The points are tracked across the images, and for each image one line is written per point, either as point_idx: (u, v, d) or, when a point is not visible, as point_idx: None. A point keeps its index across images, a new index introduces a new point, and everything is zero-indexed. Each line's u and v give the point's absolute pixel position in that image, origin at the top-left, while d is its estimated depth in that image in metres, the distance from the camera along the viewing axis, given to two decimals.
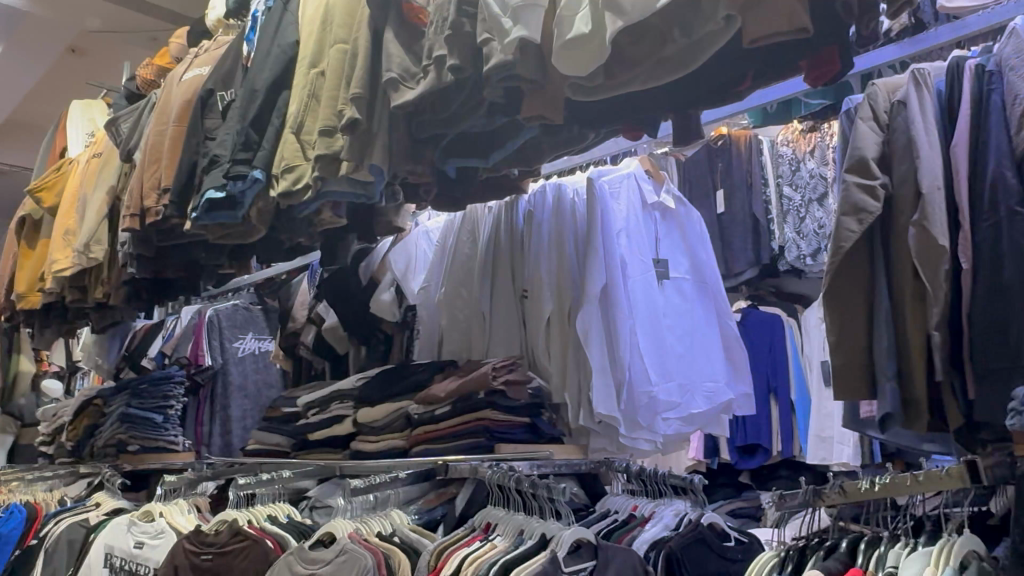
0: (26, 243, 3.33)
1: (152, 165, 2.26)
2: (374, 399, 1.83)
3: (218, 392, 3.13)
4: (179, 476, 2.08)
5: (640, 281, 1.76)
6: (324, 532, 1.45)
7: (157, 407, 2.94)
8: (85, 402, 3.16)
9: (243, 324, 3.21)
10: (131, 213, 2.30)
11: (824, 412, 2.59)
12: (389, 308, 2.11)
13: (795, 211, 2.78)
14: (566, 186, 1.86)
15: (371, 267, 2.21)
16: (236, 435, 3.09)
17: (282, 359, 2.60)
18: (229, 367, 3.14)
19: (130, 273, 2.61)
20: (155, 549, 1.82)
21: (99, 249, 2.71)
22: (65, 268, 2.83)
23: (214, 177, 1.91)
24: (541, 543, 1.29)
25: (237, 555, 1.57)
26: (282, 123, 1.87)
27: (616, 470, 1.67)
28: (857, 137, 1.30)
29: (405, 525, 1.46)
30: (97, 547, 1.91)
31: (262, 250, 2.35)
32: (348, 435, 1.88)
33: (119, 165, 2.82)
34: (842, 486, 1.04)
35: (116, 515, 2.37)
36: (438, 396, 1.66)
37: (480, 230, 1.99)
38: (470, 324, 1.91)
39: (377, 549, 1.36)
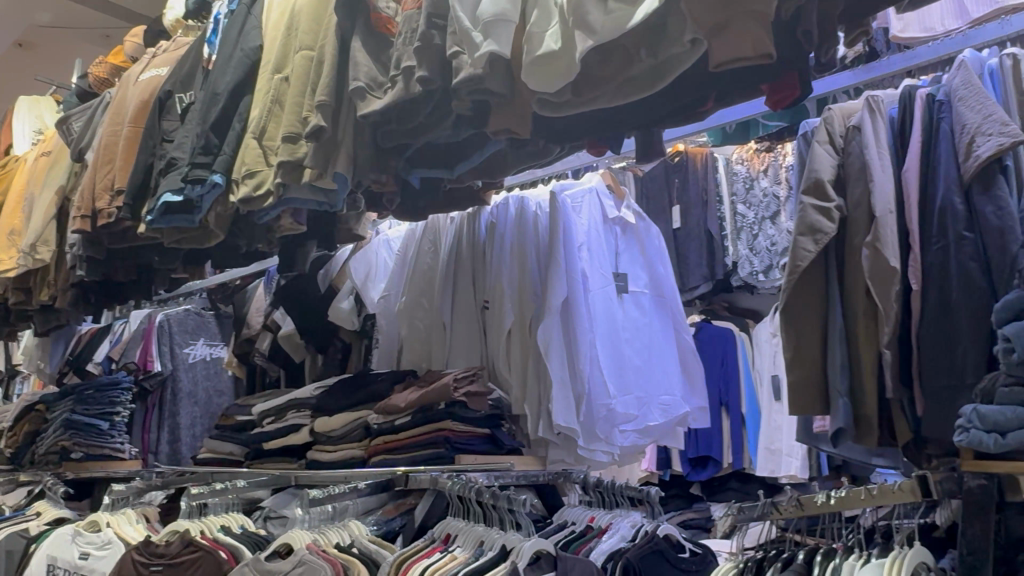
0: None
1: (105, 165, 2.22)
2: (333, 408, 1.82)
3: (166, 399, 3.06)
4: (127, 485, 2.03)
5: (600, 294, 1.78)
6: (281, 543, 1.44)
7: (102, 414, 2.87)
8: (26, 408, 3.06)
9: (194, 329, 3.14)
10: (82, 214, 2.24)
11: (773, 425, 2.65)
12: (348, 317, 2.10)
13: (749, 228, 2.84)
14: (529, 199, 1.88)
15: (330, 275, 2.20)
16: (185, 443, 3.03)
17: (234, 366, 2.56)
18: (179, 374, 3.07)
19: (78, 275, 2.54)
20: (101, 560, 1.78)
21: (46, 249, 2.65)
22: (8, 269, 2.75)
23: (172, 180, 1.88)
24: (502, 554, 1.29)
25: (189, 567, 1.54)
26: (243, 128, 1.85)
27: (573, 481, 1.68)
28: (813, 159, 1.35)
29: (364, 536, 1.45)
30: (38, 559, 1.84)
31: (218, 254, 2.32)
32: (303, 445, 1.85)
33: (69, 164, 2.76)
34: (799, 500, 1.07)
35: (58, 524, 2.30)
36: (399, 406, 1.66)
37: (442, 240, 1.99)
38: (430, 333, 1.91)
39: (335, 560, 1.35)
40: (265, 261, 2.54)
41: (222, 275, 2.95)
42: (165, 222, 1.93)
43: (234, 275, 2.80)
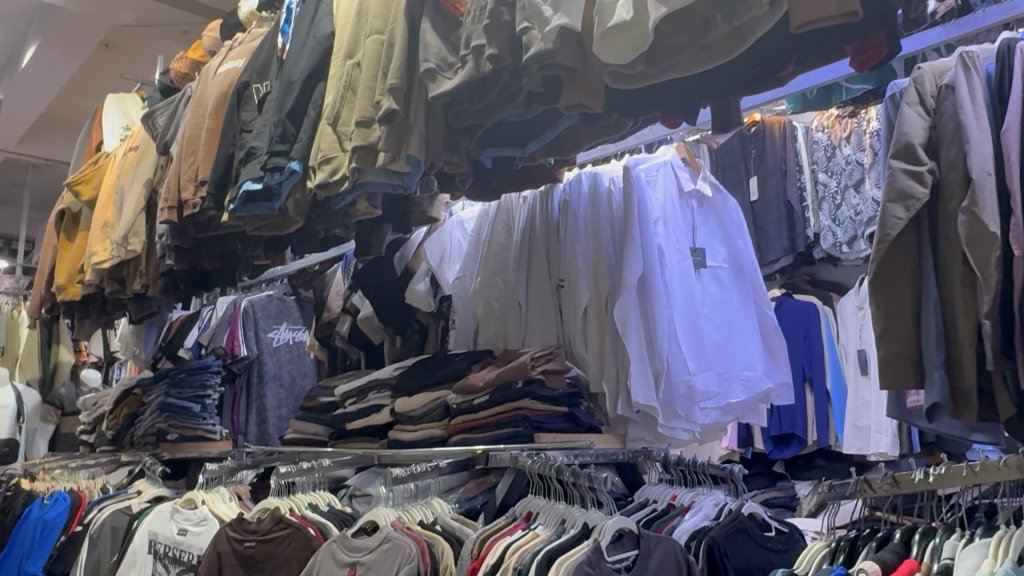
0: (65, 235, 3.40)
1: (189, 158, 2.32)
2: (412, 388, 1.84)
3: (253, 381, 3.17)
4: (218, 465, 2.11)
5: (676, 270, 1.74)
6: (366, 520, 1.47)
7: (195, 396, 3.01)
8: (124, 393, 3.22)
9: (277, 314, 3.22)
10: (168, 206, 2.34)
11: (860, 402, 2.57)
12: (424, 299, 2.10)
13: (831, 198, 2.73)
14: (602, 175, 1.85)
15: (406, 258, 2.23)
16: (272, 424, 3.14)
17: (316, 349, 2.63)
18: (264, 357, 3.17)
19: (167, 265, 2.65)
20: (199, 536, 1.86)
21: (137, 241, 2.78)
22: (104, 260, 2.89)
23: (252, 169, 1.95)
24: (584, 532, 1.29)
25: (281, 542, 1.60)
26: (317, 115, 1.88)
27: (653, 459, 1.66)
28: (903, 122, 1.28)
29: (447, 514, 1.47)
30: (139, 535, 1.94)
31: (297, 240, 2.38)
32: (385, 425, 1.88)
33: (155, 158, 2.88)
34: (894, 477, 1.03)
35: (158, 503, 2.42)
36: (477, 385, 1.66)
37: (515, 219, 1.99)
38: (506, 313, 1.91)
39: (420, 538, 1.37)
40: (343, 246, 2.59)
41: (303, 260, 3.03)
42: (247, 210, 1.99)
43: (316, 260, 2.88)
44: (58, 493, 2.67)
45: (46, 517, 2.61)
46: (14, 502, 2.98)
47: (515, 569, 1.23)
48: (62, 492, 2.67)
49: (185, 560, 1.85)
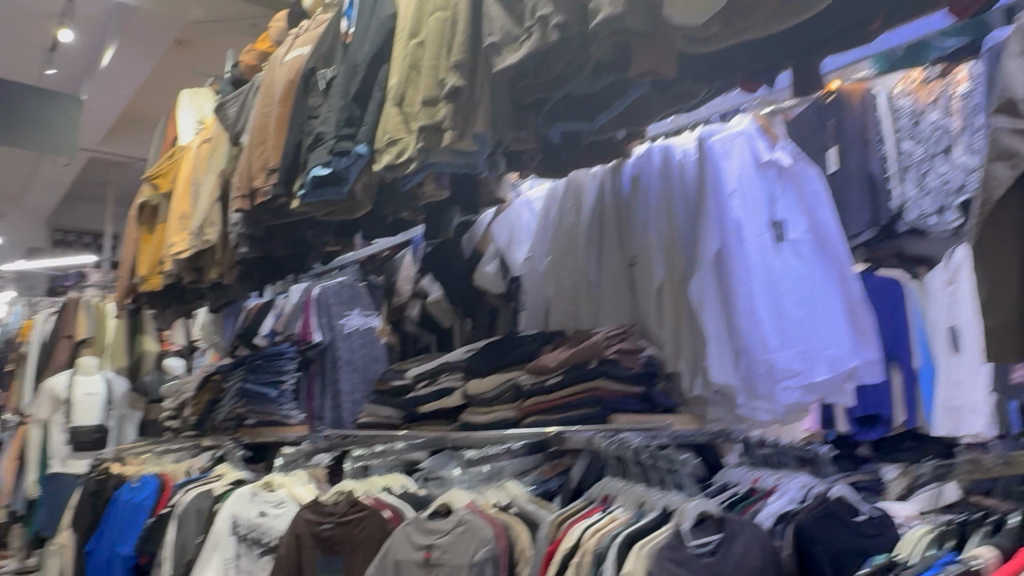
0: (146, 228, 3.51)
1: (259, 146, 2.35)
2: (484, 370, 1.82)
3: (327, 367, 3.20)
4: (296, 448, 2.16)
5: (756, 243, 1.62)
6: (441, 503, 1.46)
7: (271, 382, 3.11)
8: (205, 379, 3.33)
9: (348, 301, 3.25)
10: (241, 194, 2.38)
11: (952, 381, 2.47)
12: (494, 281, 2.12)
13: (916, 167, 2.46)
14: (674, 148, 1.77)
15: (474, 239, 2.20)
16: (346, 408, 3.15)
17: (388, 334, 2.63)
18: (338, 343, 3.19)
19: (242, 253, 2.70)
20: (278, 518, 1.92)
21: (213, 231, 2.86)
22: (182, 251, 2.97)
23: (319, 154, 1.94)
24: (664, 515, 1.24)
25: (357, 524, 1.60)
26: (383, 97, 1.88)
27: (733, 441, 1.60)
28: (1004, 75, 1.18)
29: (522, 496, 1.45)
30: (221, 518, 1.94)
31: (366, 225, 2.38)
32: (457, 407, 1.86)
33: (227, 149, 2.93)
34: (1011, 458, 0.98)
35: (238, 486, 2.48)
36: (549, 366, 1.62)
37: (584, 197, 1.94)
38: (577, 293, 1.87)
39: (496, 521, 1.36)
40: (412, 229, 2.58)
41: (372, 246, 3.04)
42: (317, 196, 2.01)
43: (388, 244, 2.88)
44: (144, 476, 2.77)
45: (134, 500, 2.70)
46: (106, 485, 3.10)
47: (593, 553, 1.20)
48: (148, 475, 2.76)
49: (266, 542, 1.91)
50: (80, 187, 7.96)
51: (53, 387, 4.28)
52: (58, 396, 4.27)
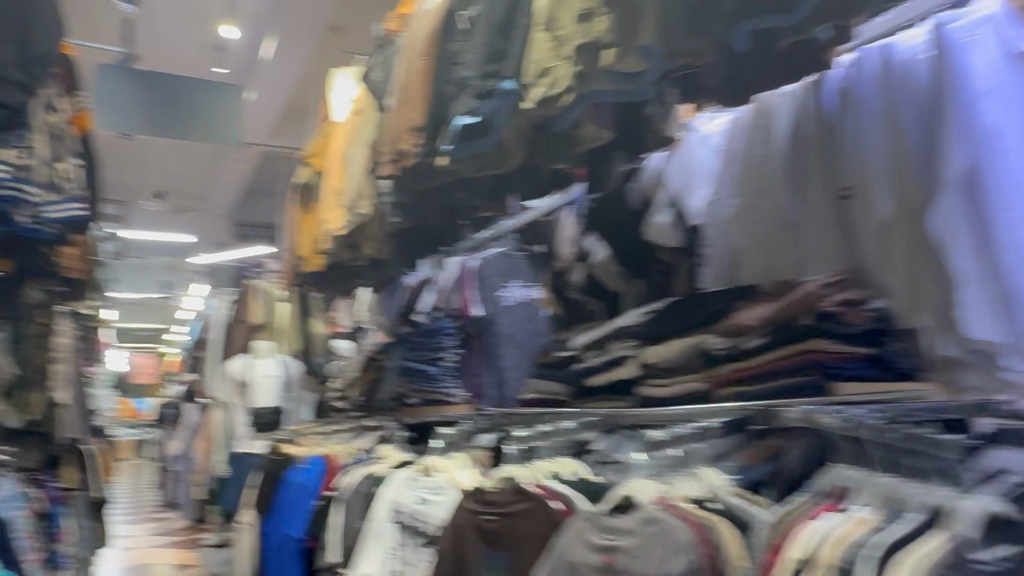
0: (305, 207, 3.49)
1: (404, 106, 2.21)
2: (663, 334, 1.53)
3: (488, 342, 2.96)
4: (457, 427, 2.03)
5: (1021, 151, 1.16)
6: (622, 495, 1.23)
7: (430, 359, 3.08)
8: (368, 358, 3.37)
9: (507, 272, 3.03)
10: (389, 158, 2.27)
11: None
12: (667, 233, 1.83)
13: None
14: (898, 46, 1.38)
15: (643, 186, 1.96)
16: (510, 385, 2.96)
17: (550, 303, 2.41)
18: (498, 317, 2.95)
19: (394, 224, 2.57)
20: (438, 506, 1.72)
21: (366, 203, 2.77)
22: (340, 229, 2.93)
23: (466, 101, 1.78)
24: (931, 518, 0.94)
25: (523, 518, 1.38)
26: (530, 25, 1.66)
27: (999, 415, 1.23)
28: None
29: (727, 489, 1.19)
30: (381, 504, 1.80)
31: (521, 182, 2.17)
32: (632, 379, 1.59)
33: (376, 117, 2.81)
34: None
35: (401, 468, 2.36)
36: (747, 326, 1.35)
37: (777, 124, 1.61)
38: (772, 237, 1.55)
39: (697, 521, 1.10)
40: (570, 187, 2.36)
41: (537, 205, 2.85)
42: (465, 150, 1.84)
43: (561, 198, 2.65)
44: (312, 457, 2.73)
45: (303, 481, 2.67)
46: (278, 466, 3.10)
47: (833, 567, 0.94)
48: (315, 457, 2.72)
49: (425, 533, 1.71)
50: (256, 183, 8.40)
51: (233, 370, 4.47)
52: (239, 379, 4.45)
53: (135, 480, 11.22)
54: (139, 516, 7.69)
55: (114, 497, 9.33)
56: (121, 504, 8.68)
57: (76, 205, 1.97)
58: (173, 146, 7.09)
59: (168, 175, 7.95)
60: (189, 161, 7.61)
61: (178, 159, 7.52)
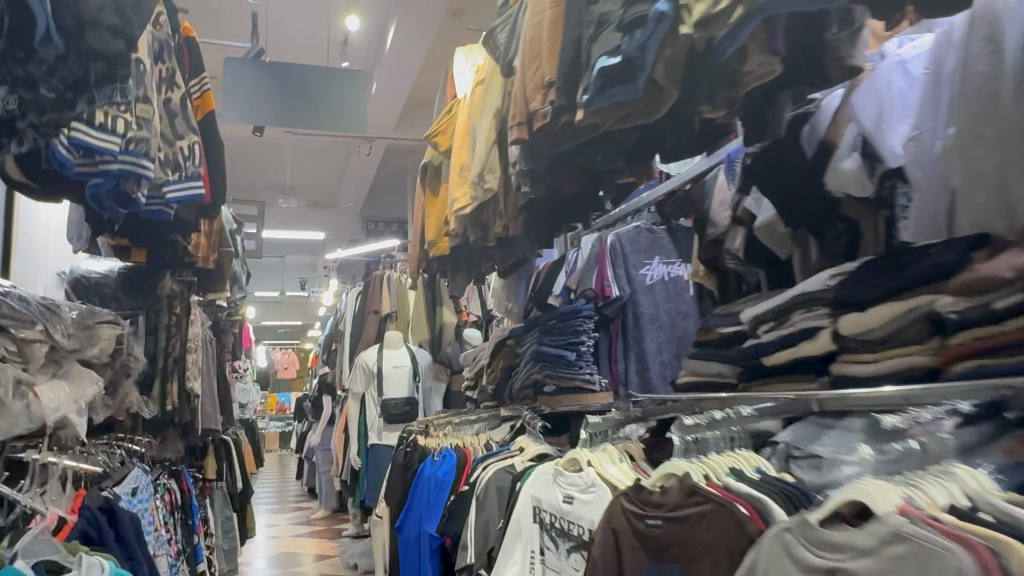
0: (431, 189, 3.37)
1: (534, 62, 2.00)
2: (862, 300, 1.22)
3: (629, 325, 2.83)
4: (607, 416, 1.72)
5: None
6: (842, 501, 0.94)
7: (568, 344, 2.66)
8: (498, 344, 2.96)
9: (648, 248, 2.86)
10: (517, 122, 2.06)
11: None
12: (856, 181, 1.49)
13: None
14: None
15: (818, 134, 1.67)
16: (655, 371, 2.76)
17: (702, 277, 2.13)
18: (639, 297, 2.81)
19: (524, 197, 2.36)
20: (587, 506, 1.47)
21: (493, 177, 2.58)
22: (465, 207, 2.75)
23: (608, 40, 1.53)
24: None
25: (696, 523, 1.13)
26: None
27: None
28: None
29: (997, 493, 0.87)
30: (523, 499, 1.65)
31: (668, 138, 1.91)
32: (825, 355, 1.30)
33: (502, 84, 2.62)
34: None
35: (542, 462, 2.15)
36: (996, 280, 1.04)
37: (1006, 27, 1.24)
38: (1006, 170, 1.21)
39: (971, 541, 0.80)
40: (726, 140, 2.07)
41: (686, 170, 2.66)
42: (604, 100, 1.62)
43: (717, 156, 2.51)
44: (446, 450, 2.57)
45: (438, 475, 2.51)
46: (411, 458, 2.99)
47: None
48: (448, 449, 2.56)
49: (575, 535, 1.48)
50: (382, 178, 8.51)
51: (365, 360, 4.38)
52: (370, 370, 4.35)
53: (279, 470, 11.67)
54: (281, 505, 7.93)
55: (260, 487, 9.70)
56: (266, 493, 9.02)
57: (197, 184, 1.89)
58: (304, 143, 7.24)
59: (299, 172, 8.15)
60: (319, 158, 7.76)
61: (309, 156, 7.68)
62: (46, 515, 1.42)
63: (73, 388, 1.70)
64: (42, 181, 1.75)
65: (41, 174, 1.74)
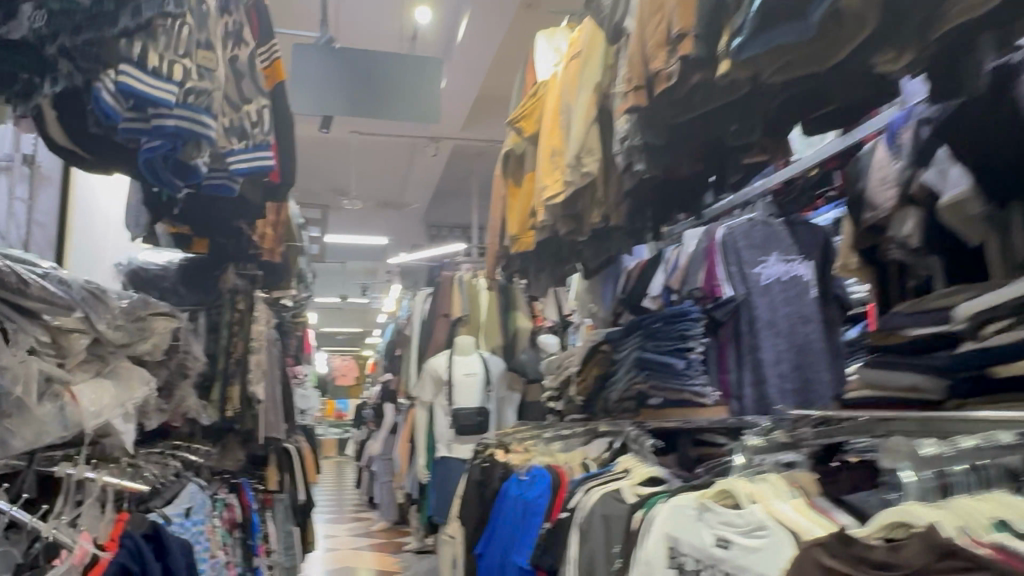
0: (513, 180, 3.08)
1: (656, 15, 1.70)
2: None
3: (743, 330, 2.50)
4: (767, 438, 1.41)
5: None
6: None
7: (676, 350, 2.30)
8: (591, 349, 2.64)
9: (763, 243, 2.52)
10: (634, 86, 1.76)
11: None
12: None
13: None
14: None
15: None
16: (772, 383, 2.41)
17: (854, 272, 1.79)
18: (754, 299, 2.48)
19: (632, 181, 2.05)
20: (754, 555, 1.13)
21: (592, 160, 2.27)
22: (557, 196, 2.45)
23: None
24: None
25: None
26: None
27: None
28: None
29: None
30: (654, 541, 1.31)
31: (823, 103, 1.59)
32: None
33: (603, 55, 2.32)
34: None
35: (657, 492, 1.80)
36: None
37: None
38: None
39: None
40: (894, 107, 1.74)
41: (817, 152, 2.32)
42: (761, 44, 1.31)
43: (858, 135, 2.18)
44: (535, 469, 2.24)
45: (528, 497, 2.18)
46: (491, 475, 2.69)
47: None
48: (539, 468, 2.23)
49: None
50: (447, 182, 8.30)
51: (435, 367, 4.10)
52: (440, 377, 4.07)
53: (337, 477, 11.52)
54: (341, 515, 7.73)
55: (319, 495, 9.52)
56: (325, 502, 8.82)
57: (266, 154, 1.63)
58: (370, 143, 7.05)
59: (364, 174, 7.97)
60: (384, 160, 7.57)
61: (374, 158, 7.49)
62: (74, 550, 1.20)
63: (121, 388, 1.45)
64: (92, 148, 1.51)
65: (92, 138, 1.51)
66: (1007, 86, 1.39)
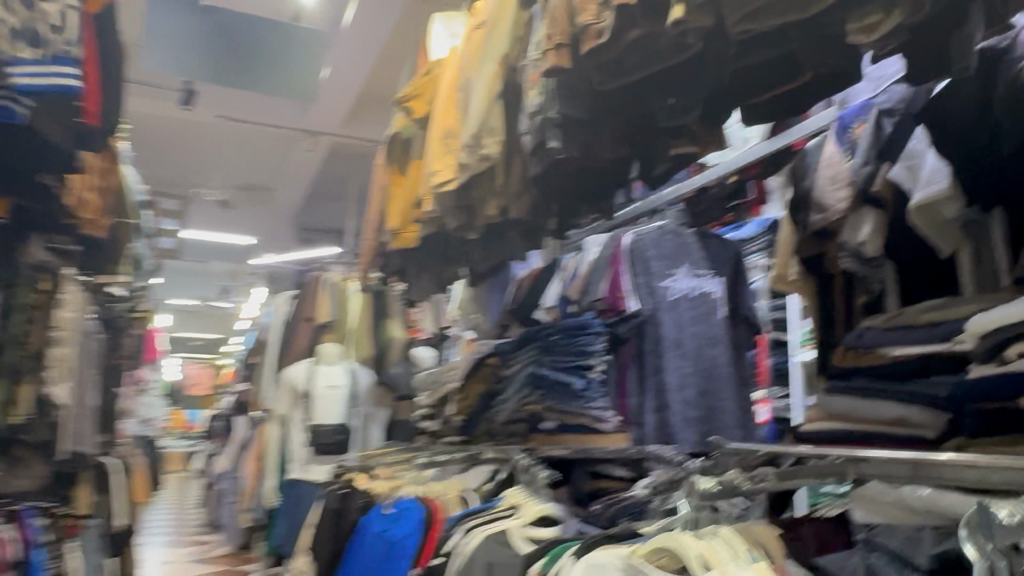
0: (398, 168, 2.72)
1: None
2: None
3: (647, 350, 2.24)
4: (720, 479, 1.16)
5: None
6: None
7: (575, 367, 2.02)
8: (476, 363, 2.29)
9: (673, 255, 2.30)
10: (556, 44, 1.46)
11: None
12: None
13: None
14: None
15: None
16: (676, 410, 2.16)
17: (791, 284, 1.55)
18: (660, 315, 2.23)
19: (541, 164, 1.75)
20: None
21: (493, 141, 1.95)
22: (448, 182, 2.11)
23: None
24: None
25: None
26: None
27: None
28: None
29: None
30: None
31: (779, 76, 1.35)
32: None
33: (514, 24, 1.99)
34: None
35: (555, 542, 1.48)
36: None
37: None
38: None
39: None
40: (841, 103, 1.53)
41: (738, 157, 2.09)
42: None
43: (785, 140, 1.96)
44: (402, 500, 1.87)
45: (392, 535, 1.81)
46: (349, 503, 2.30)
47: None
48: (407, 499, 1.87)
49: None
50: (323, 182, 7.79)
51: (292, 377, 3.62)
52: (298, 389, 3.60)
53: (179, 495, 10.57)
54: (178, 538, 6.99)
55: (155, 514, 8.64)
56: (162, 522, 7.99)
57: None
58: (238, 131, 6.47)
59: (231, 166, 7.35)
60: (254, 152, 6.99)
61: (243, 148, 6.90)
62: None
63: None
64: None
65: None
66: (995, 70, 1.19)
